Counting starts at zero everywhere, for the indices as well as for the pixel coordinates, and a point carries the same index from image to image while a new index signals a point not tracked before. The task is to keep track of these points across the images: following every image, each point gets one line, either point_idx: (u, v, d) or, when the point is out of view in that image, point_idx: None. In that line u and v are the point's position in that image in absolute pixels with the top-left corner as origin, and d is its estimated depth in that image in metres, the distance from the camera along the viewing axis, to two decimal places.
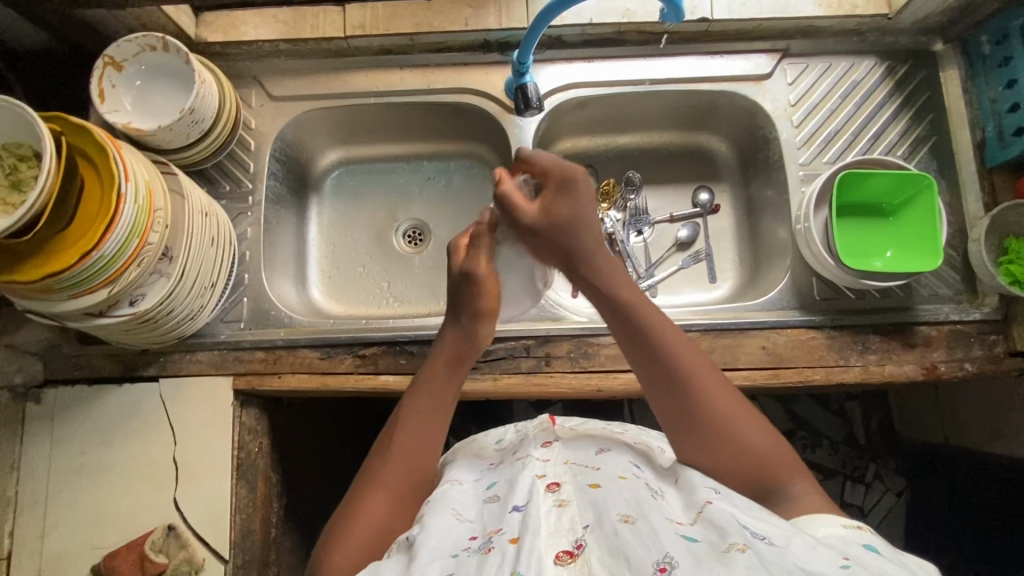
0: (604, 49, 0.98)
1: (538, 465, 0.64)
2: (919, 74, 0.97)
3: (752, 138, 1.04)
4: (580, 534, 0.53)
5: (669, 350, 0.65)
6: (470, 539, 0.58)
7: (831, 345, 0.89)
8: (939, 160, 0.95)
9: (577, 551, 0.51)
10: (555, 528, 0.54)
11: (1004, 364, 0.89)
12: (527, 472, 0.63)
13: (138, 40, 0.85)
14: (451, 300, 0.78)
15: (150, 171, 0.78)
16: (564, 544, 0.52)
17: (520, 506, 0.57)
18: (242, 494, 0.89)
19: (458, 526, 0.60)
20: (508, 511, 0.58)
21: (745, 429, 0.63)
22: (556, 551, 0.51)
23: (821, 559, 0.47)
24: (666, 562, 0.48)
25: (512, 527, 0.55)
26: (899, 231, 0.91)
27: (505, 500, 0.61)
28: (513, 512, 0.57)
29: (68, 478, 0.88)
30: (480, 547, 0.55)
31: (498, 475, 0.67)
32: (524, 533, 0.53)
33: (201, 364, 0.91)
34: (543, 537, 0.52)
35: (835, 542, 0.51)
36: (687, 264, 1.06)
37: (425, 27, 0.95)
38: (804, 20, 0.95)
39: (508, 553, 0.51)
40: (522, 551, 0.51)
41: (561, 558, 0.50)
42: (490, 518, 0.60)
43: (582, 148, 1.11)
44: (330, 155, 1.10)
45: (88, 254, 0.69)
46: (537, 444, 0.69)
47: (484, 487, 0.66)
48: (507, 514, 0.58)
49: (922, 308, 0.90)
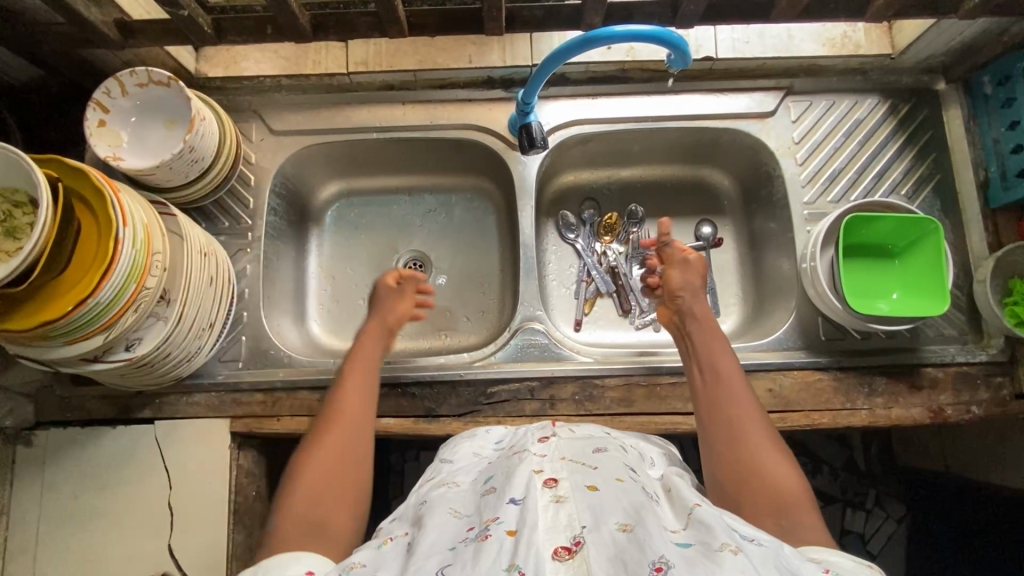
0: (608, 86, 0.98)
1: (535, 460, 0.63)
2: (921, 113, 0.97)
3: (756, 175, 1.03)
4: (579, 532, 0.52)
5: (732, 394, 0.71)
6: (467, 531, 0.56)
7: (838, 388, 0.88)
8: (942, 200, 0.95)
9: (575, 548, 0.50)
10: (553, 524, 0.53)
11: (1010, 407, 0.88)
12: (525, 464, 0.62)
13: (122, 77, 0.82)
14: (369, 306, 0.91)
15: (149, 214, 0.77)
16: (562, 540, 0.51)
17: (518, 499, 0.56)
18: (239, 540, 0.87)
19: (454, 522, 0.59)
20: (504, 502, 0.57)
21: (778, 467, 0.64)
22: (554, 546, 0.50)
23: (806, 566, 0.51)
24: (661, 561, 0.48)
25: (510, 518, 0.54)
26: (906, 274, 0.89)
27: (502, 490, 0.59)
28: (510, 504, 0.56)
29: (59, 524, 0.86)
30: (476, 534, 0.54)
31: (493, 469, 0.66)
32: (522, 526, 0.52)
33: (197, 407, 0.90)
34: (541, 532, 0.52)
35: (843, 565, 0.53)
36: None
37: (428, 63, 0.95)
38: (808, 59, 0.95)
39: (505, 545, 0.51)
40: (519, 544, 0.50)
41: (559, 554, 0.50)
42: (487, 507, 0.58)
43: (584, 181, 1.10)
44: (330, 187, 1.09)
45: (83, 302, 0.67)
46: (536, 440, 0.70)
47: (480, 482, 0.65)
48: (504, 505, 0.56)
49: (928, 349, 0.90)
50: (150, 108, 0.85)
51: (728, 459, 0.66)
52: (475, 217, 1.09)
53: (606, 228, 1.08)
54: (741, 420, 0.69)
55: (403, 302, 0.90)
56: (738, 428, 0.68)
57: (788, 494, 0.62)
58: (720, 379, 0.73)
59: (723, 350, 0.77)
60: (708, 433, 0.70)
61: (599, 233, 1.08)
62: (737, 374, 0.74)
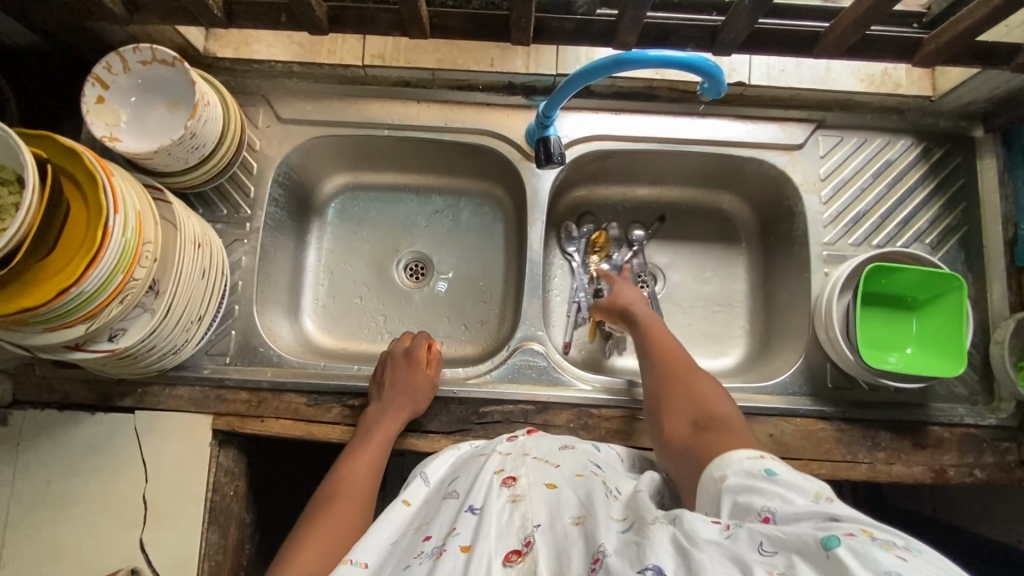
0: (633, 102, 0.94)
1: (496, 460, 0.66)
2: (954, 160, 0.94)
3: (776, 207, 0.99)
4: (529, 532, 0.54)
5: (666, 360, 0.77)
6: (426, 542, 0.59)
7: (840, 439, 0.86)
8: (967, 253, 0.92)
9: (525, 550, 0.52)
10: (505, 529, 0.55)
11: (1014, 473, 0.86)
12: (485, 469, 0.65)
13: (124, 52, 0.78)
14: (387, 381, 0.83)
15: (141, 199, 0.73)
16: (513, 544, 0.53)
17: (475, 507, 0.59)
18: (213, 540, 0.84)
19: (420, 536, 0.61)
20: (463, 511, 0.59)
21: (709, 396, 0.71)
22: (505, 552, 0.53)
23: (704, 525, 0.46)
24: (599, 553, 0.48)
25: (465, 531, 0.56)
26: (923, 329, 0.86)
27: (462, 497, 0.62)
28: (468, 513, 0.59)
29: (26, 509, 0.83)
30: (433, 551, 0.56)
31: (458, 471, 0.69)
32: (476, 540, 0.54)
33: (180, 400, 0.87)
34: (492, 540, 0.54)
35: (737, 477, 0.54)
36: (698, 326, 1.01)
37: (448, 63, 0.91)
38: (844, 94, 0.91)
39: (458, 562, 0.53)
40: (471, 559, 0.52)
41: (510, 559, 0.52)
42: (448, 514, 0.61)
43: (598, 196, 1.06)
44: (335, 180, 1.05)
45: (65, 291, 0.63)
46: (504, 439, 0.72)
47: (447, 484, 0.68)
48: (462, 514, 0.59)
49: (936, 407, 0.87)
50: (152, 86, 0.81)
51: (666, 385, 0.74)
52: (483, 223, 1.06)
53: (594, 248, 1.02)
54: (668, 369, 0.76)
55: (427, 385, 0.84)
56: (673, 376, 0.75)
57: (709, 402, 0.70)
58: (647, 351, 0.80)
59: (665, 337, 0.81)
60: (648, 377, 0.77)
61: (587, 250, 1.03)
62: (676, 349, 0.79)
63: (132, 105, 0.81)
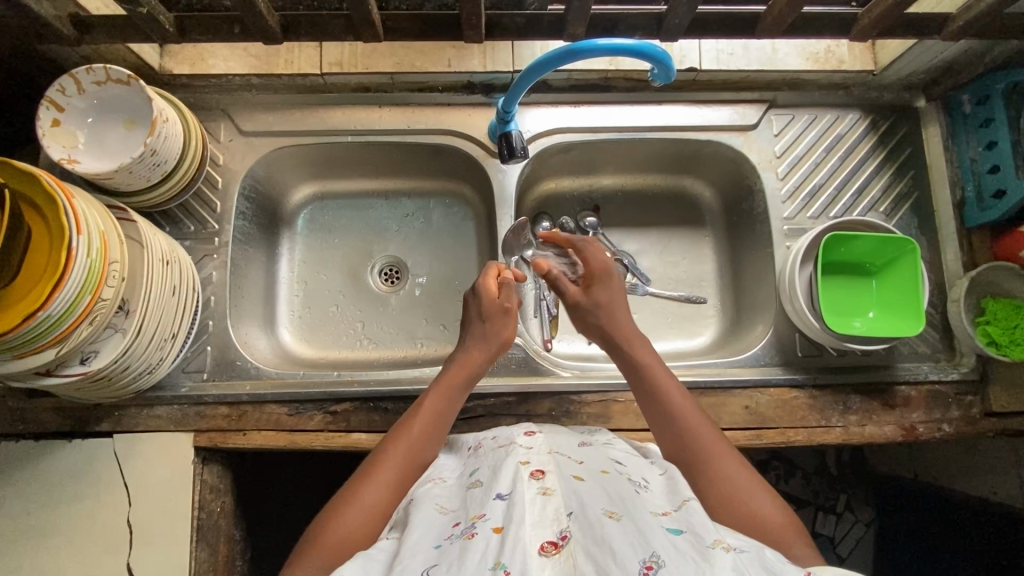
0: (591, 94, 0.96)
1: (521, 452, 0.61)
2: (901, 130, 0.98)
3: (737, 188, 1.02)
4: (565, 524, 0.51)
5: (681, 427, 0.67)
6: (453, 527, 0.54)
7: (813, 405, 0.88)
8: (919, 219, 0.96)
9: (562, 543, 0.49)
10: (539, 518, 0.51)
11: (980, 425, 0.89)
12: (512, 456, 0.60)
13: (77, 73, 0.77)
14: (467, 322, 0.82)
15: (105, 219, 0.72)
16: (548, 535, 0.50)
17: (504, 494, 0.54)
18: (202, 558, 0.84)
19: (442, 519, 0.57)
20: (491, 498, 0.55)
21: (736, 479, 0.63)
22: (540, 542, 0.49)
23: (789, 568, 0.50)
24: (651, 560, 0.46)
25: (496, 514, 0.52)
26: (883, 294, 0.90)
27: (488, 486, 0.57)
28: (497, 500, 0.54)
29: (5, 543, 0.81)
30: (463, 532, 0.52)
31: (479, 460, 0.64)
32: (509, 522, 0.51)
33: (159, 420, 0.86)
34: (528, 527, 0.50)
35: None
36: (685, 298, 1.04)
37: (406, 66, 0.92)
38: (791, 73, 0.95)
39: (491, 542, 0.49)
40: (505, 541, 0.49)
41: (545, 549, 0.48)
42: (473, 502, 0.56)
43: (564, 188, 1.08)
44: (303, 190, 1.05)
45: (33, 314, 0.63)
46: (521, 432, 0.67)
47: (466, 476, 0.63)
48: (491, 501, 0.54)
49: (901, 367, 0.91)
50: (109, 103, 0.80)
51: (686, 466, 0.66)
52: (453, 222, 1.07)
53: None
54: (685, 444, 0.67)
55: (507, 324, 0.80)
56: (693, 452, 0.66)
57: (738, 493, 0.61)
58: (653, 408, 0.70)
59: (669, 385, 0.71)
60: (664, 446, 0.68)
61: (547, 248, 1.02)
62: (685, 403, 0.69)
63: (90, 124, 0.80)
